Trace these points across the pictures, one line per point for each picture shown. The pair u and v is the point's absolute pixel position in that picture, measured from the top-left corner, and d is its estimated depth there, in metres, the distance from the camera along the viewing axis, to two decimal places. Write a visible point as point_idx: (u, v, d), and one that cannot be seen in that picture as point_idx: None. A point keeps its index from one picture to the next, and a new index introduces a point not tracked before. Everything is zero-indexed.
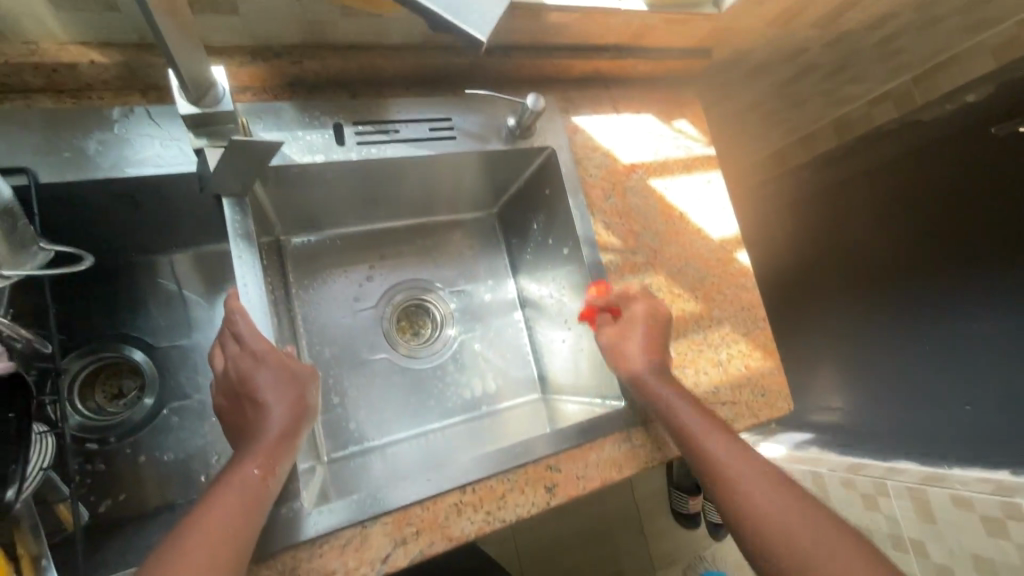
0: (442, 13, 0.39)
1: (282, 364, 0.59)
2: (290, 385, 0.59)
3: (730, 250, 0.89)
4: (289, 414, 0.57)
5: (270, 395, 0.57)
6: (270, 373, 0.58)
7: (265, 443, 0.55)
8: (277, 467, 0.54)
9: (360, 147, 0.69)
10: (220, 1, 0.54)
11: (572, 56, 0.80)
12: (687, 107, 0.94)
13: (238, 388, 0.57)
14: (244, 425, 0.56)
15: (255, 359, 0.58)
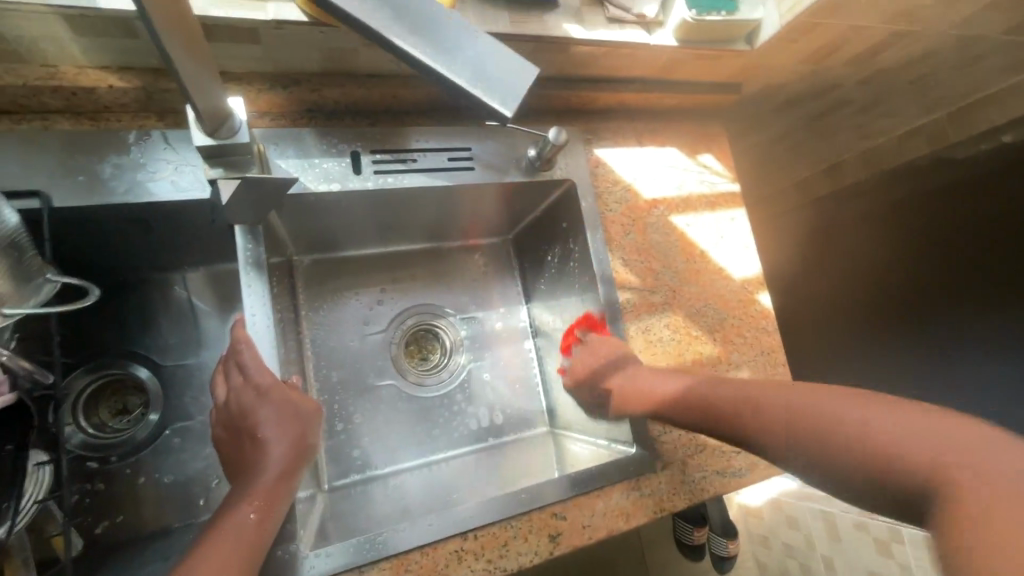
0: (465, 83, 0.39)
1: (286, 399, 0.57)
2: (293, 421, 0.57)
3: (752, 291, 0.86)
4: (290, 452, 0.55)
5: (272, 432, 0.55)
6: (272, 409, 0.56)
7: (264, 483, 0.52)
8: (274, 510, 0.52)
9: (377, 176, 0.68)
10: (242, 31, 0.54)
11: (598, 88, 0.78)
12: (713, 141, 0.91)
13: (240, 422, 0.56)
14: (242, 461, 0.54)
15: (259, 393, 0.56)
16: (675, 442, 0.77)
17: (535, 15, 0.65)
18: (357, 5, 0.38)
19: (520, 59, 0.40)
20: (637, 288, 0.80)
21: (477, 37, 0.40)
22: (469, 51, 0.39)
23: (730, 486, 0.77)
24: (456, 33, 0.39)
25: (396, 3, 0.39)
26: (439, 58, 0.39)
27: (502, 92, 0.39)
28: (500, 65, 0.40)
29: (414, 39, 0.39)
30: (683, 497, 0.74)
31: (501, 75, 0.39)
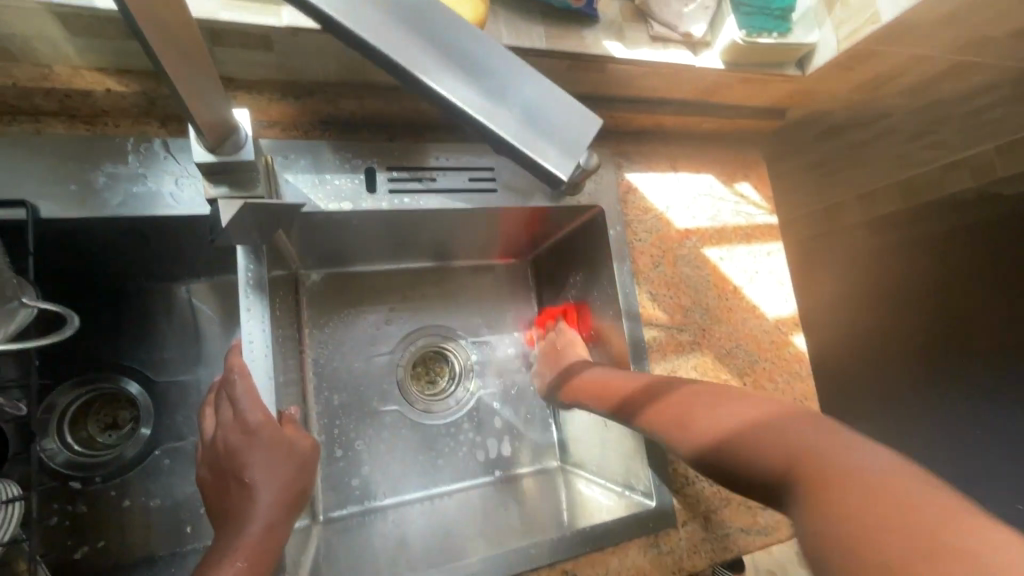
0: (509, 138, 0.37)
1: (278, 439, 0.52)
2: (285, 463, 0.52)
3: (786, 332, 0.80)
4: (279, 500, 0.51)
5: (261, 475, 0.50)
6: (262, 450, 0.51)
7: (251, 535, 0.48)
8: (262, 569, 0.47)
9: (392, 195, 0.63)
10: (252, 37, 0.49)
11: (632, 110, 0.73)
12: (751, 169, 0.85)
13: (226, 463, 0.51)
14: (228, 507, 0.49)
15: (247, 432, 0.51)
16: (698, 494, 0.71)
17: (573, 28, 0.59)
18: (395, 39, 0.35)
19: (577, 108, 0.38)
20: (664, 325, 0.74)
21: (525, 79, 0.37)
22: (516, 97, 0.37)
23: (756, 545, 0.71)
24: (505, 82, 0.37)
25: (441, 40, 0.36)
26: (482, 105, 0.36)
27: (557, 150, 0.37)
28: (550, 116, 0.37)
29: (454, 82, 0.36)
30: (704, 556, 0.69)
31: (553, 127, 0.37)
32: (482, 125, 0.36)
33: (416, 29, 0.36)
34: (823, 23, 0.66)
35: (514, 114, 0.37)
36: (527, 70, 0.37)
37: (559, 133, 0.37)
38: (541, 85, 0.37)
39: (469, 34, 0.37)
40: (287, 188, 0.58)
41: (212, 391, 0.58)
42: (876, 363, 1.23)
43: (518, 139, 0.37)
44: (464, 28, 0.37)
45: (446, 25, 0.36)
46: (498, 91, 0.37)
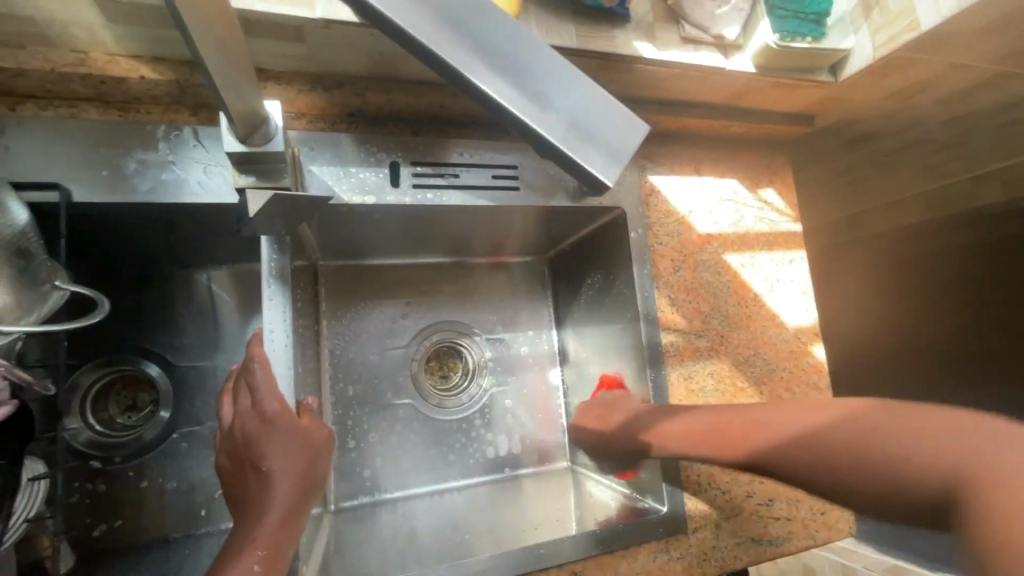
0: (556, 141, 0.37)
1: (295, 428, 0.53)
2: (301, 452, 0.53)
3: (806, 342, 0.79)
4: (296, 489, 0.51)
5: (277, 464, 0.51)
6: (279, 440, 0.52)
7: (268, 521, 0.48)
8: (280, 558, 0.48)
9: (416, 190, 0.63)
10: (286, 30, 0.49)
11: (660, 111, 0.72)
12: (776, 175, 0.84)
13: (243, 452, 0.51)
14: (245, 494, 0.50)
15: (264, 420, 0.52)
16: (710, 502, 0.70)
17: (604, 27, 0.59)
18: (444, 43, 0.35)
19: (626, 113, 0.38)
20: (683, 330, 0.74)
21: (572, 82, 0.37)
22: (562, 100, 0.37)
23: (765, 555, 0.71)
24: (552, 86, 0.37)
25: (485, 42, 0.36)
26: (526, 107, 0.37)
27: (602, 153, 0.37)
28: (594, 120, 0.37)
29: (499, 83, 0.36)
30: (713, 564, 0.69)
31: (598, 131, 0.37)
32: (526, 126, 0.36)
33: (464, 28, 0.36)
34: (858, 28, 0.64)
35: (559, 117, 0.37)
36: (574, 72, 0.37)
37: (604, 139, 0.37)
38: (588, 88, 0.37)
39: (516, 35, 0.37)
40: (312, 179, 0.58)
41: (230, 379, 0.59)
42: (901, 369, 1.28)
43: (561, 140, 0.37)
44: (512, 27, 0.37)
45: (496, 23, 0.37)
46: (544, 92, 0.37)
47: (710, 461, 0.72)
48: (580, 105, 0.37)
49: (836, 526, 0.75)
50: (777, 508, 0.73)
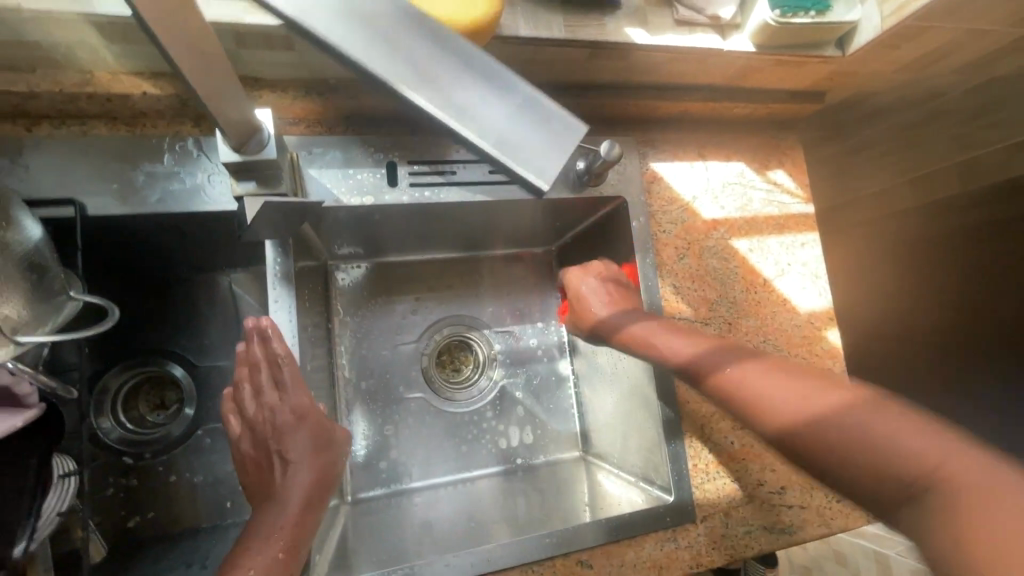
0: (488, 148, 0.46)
1: (320, 429, 0.56)
2: (325, 452, 0.55)
3: (820, 325, 0.78)
4: (315, 485, 0.53)
5: (303, 459, 0.53)
6: (303, 437, 0.54)
7: (294, 514, 0.51)
8: (301, 549, 0.50)
9: (413, 188, 0.64)
10: (275, 40, 0.50)
11: (658, 97, 0.70)
12: (786, 155, 0.82)
13: (271, 444, 0.54)
14: (271, 484, 0.52)
15: (295, 417, 0.55)
16: (719, 490, 0.70)
17: (594, 15, 0.58)
18: (381, 59, 0.43)
19: (561, 115, 0.47)
20: (689, 319, 0.73)
21: (494, 89, 0.46)
22: (489, 111, 0.46)
23: (780, 544, 0.70)
24: (479, 95, 0.45)
25: (420, 59, 0.44)
26: (461, 115, 0.45)
27: (537, 161, 0.47)
28: (520, 124, 0.47)
29: (433, 96, 0.44)
30: (723, 552, 0.68)
31: (524, 133, 0.47)
32: (462, 131, 0.45)
33: (393, 44, 0.43)
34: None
35: (487, 123, 0.46)
36: (496, 78, 0.46)
37: (541, 150, 0.47)
38: (509, 94, 0.46)
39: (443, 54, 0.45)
40: (312, 183, 0.60)
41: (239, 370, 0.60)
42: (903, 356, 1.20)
43: (490, 141, 0.46)
44: (438, 37, 0.44)
45: (421, 37, 0.44)
46: (471, 98, 0.45)
47: (719, 450, 0.71)
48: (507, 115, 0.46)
49: (853, 514, 0.74)
50: (790, 496, 0.72)
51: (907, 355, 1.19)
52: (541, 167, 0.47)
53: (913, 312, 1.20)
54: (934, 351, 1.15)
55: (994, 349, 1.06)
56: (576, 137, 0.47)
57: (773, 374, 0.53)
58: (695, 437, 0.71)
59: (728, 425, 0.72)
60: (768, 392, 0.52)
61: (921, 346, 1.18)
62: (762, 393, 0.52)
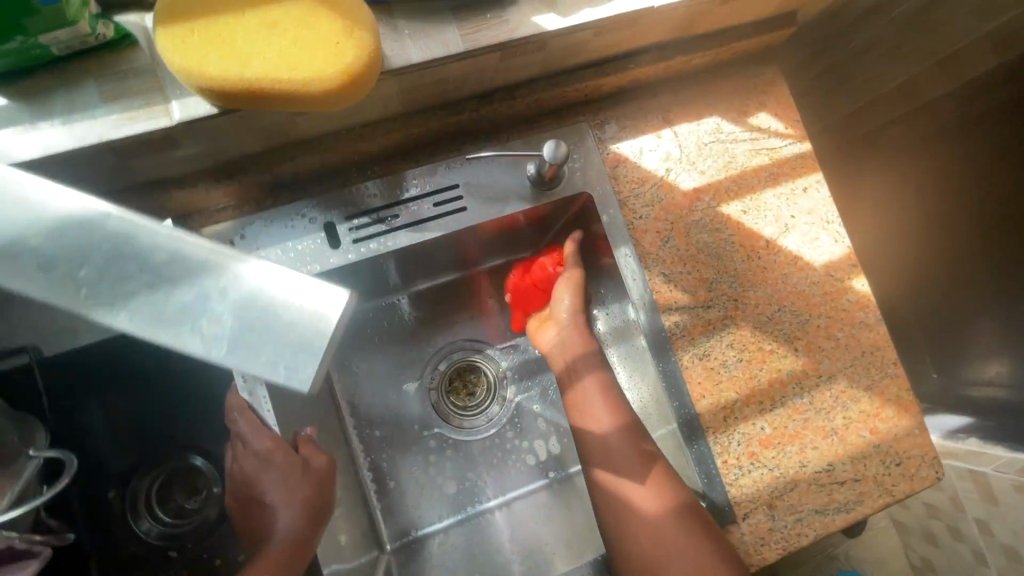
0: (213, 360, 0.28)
1: (291, 465, 0.57)
2: (302, 483, 0.57)
3: (842, 277, 0.69)
4: (299, 518, 0.56)
5: (277, 497, 0.56)
6: (276, 475, 0.56)
7: (276, 549, 0.54)
8: None
9: (358, 244, 0.60)
10: (159, 144, 0.47)
11: (598, 75, 0.63)
12: (767, 93, 0.72)
13: (248, 489, 0.57)
14: (256, 526, 0.56)
15: (261, 459, 0.56)
16: (757, 483, 0.64)
17: (491, 14, 0.51)
18: (53, 280, 0.29)
19: (318, 284, 0.29)
20: (687, 306, 0.66)
21: (239, 273, 0.30)
22: (215, 298, 0.29)
23: (837, 525, 0.64)
24: (203, 284, 0.29)
25: (116, 264, 0.29)
26: (171, 321, 0.29)
27: (280, 370, 0.28)
28: (270, 314, 0.29)
29: (127, 309, 0.29)
30: (775, 548, 0.63)
31: (270, 328, 0.29)
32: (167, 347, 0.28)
33: (71, 254, 0.29)
34: None
35: (217, 321, 0.29)
36: (239, 259, 0.30)
37: (290, 347, 0.28)
38: (256, 273, 0.30)
39: (152, 244, 0.30)
40: None
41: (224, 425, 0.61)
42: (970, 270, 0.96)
43: (223, 355, 0.28)
44: (147, 226, 0.30)
45: (118, 230, 0.30)
46: (199, 294, 0.29)
47: (749, 440, 0.65)
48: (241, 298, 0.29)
49: (918, 474, 0.66)
50: (839, 471, 0.65)
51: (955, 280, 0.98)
52: (299, 366, 0.28)
53: (941, 227, 0.98)
54: (959, 269, 0.97)
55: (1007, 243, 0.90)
56: (338, 315, 0.29)
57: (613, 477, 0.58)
58: (719, 431, 0.64)
59: (754, 411, 0.65)
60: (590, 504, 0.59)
61: (969, 268, 0.96)
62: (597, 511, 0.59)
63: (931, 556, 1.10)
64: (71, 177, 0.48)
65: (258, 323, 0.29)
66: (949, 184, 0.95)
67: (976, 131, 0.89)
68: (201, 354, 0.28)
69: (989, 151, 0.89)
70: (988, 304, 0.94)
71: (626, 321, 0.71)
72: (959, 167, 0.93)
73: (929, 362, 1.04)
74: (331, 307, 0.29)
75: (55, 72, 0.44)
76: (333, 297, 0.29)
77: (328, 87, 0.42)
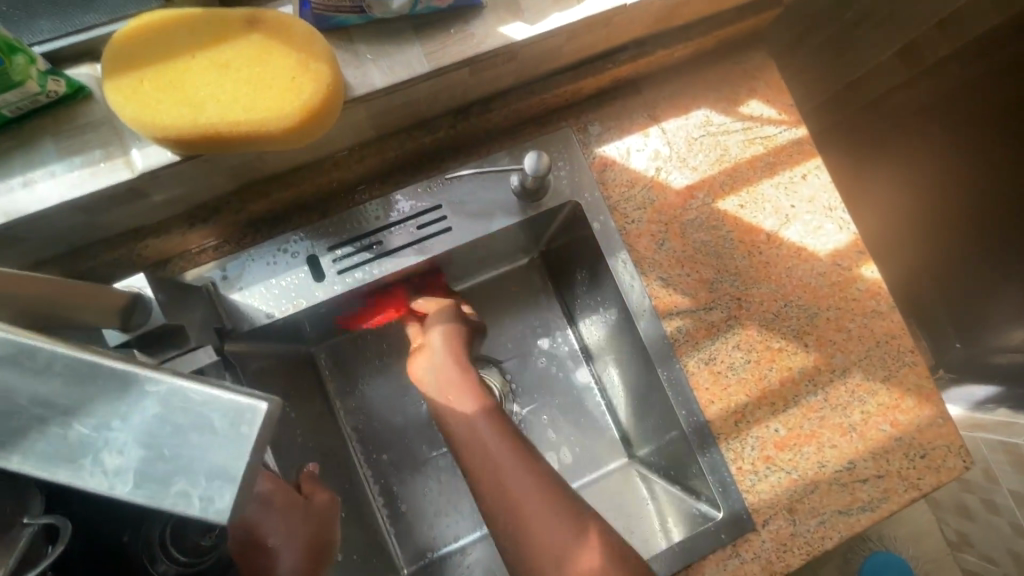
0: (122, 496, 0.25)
1: (294, 505, 0.58)
2: (305, 523, 0.57)
3: (851, 265, 0.66)
4: (303, 557, 0.55)
5: (281, 539, 0.55)
6: (276, 518, 0.55)
7: None
8: None
9: (343, 275, 0.59)
10: (126, 196, 0.46)
11: (577, 79, 0.61)
12: (757, 79, 0.68)
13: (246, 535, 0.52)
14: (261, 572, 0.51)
15: (262, 503, 0.55)
16: (775, 487, 0.61)
17: (455, 29, 0.49)
18: None
19: (229, 397, 0.26)
20: (689, 309, 0.64)
21: (146, 391, 0.26)
22: (121, 425, 0.26)
23: (863, 524, 0.61)
24: (106, 409, 0.26)
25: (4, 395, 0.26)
26: (76, 455, 0.25)
27: (194, 499, 0.25)
28: (182, 439, 0.26)
29: (27, 446, 0.25)
30: (798, 554, 0.60)
31: (184, 454, 0.26)
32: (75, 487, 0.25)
33: None
34: None
35: (127, 451, 0.26)
36: (140, 380, 0.26)
37: (209, 472, 0.25)
38: (161, 392, 0.26)
39: (42, 366, 0.26)
40: (240, 308, 0.56)
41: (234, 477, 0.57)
42: (954, 243, 0.97)
43: (134, 490, 0.25)
44: (31, 349, 0.26)
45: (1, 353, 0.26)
46: (97, 424, 0.26)
47: (763, 443, 0.62)
48: (149, 423, 0.26)
49: (944, 466, 0.63)
50: (861, 468, 0.63)
51: (949, 253, 0.97)
52: (217, 499, 0.25)
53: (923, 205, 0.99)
54: (955, 247, 0.97)
55: (985, 214, 0.94)
56: (256, 429, 0.26)
57: (547, 510, 0.56)
58: (731, 437, 0.62)
59: (766, 413, 0.63)
60: (545, 536, 0.54)
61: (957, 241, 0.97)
62: (531, 549, 0.55)
63: (966, 531, 1.07)
64: (40, 237, 0.47)
65: (169, 450, 0.26)
66: (931, 160, 0.97)
67: (954, 106, 0.94)
68: (111, 490, 0.25)
69: (982, 136, 0.94)
70: (982, 272, 0.95)
71: (621, 327, 0.68)
72: (940, 143, 0.96)
73: (949, 335, 1.00)
74: (244, 423, 0.26)
75: (11, 133, 0.43)
76: (247, 411, 0.26)
77: (284, 125, 0.40)
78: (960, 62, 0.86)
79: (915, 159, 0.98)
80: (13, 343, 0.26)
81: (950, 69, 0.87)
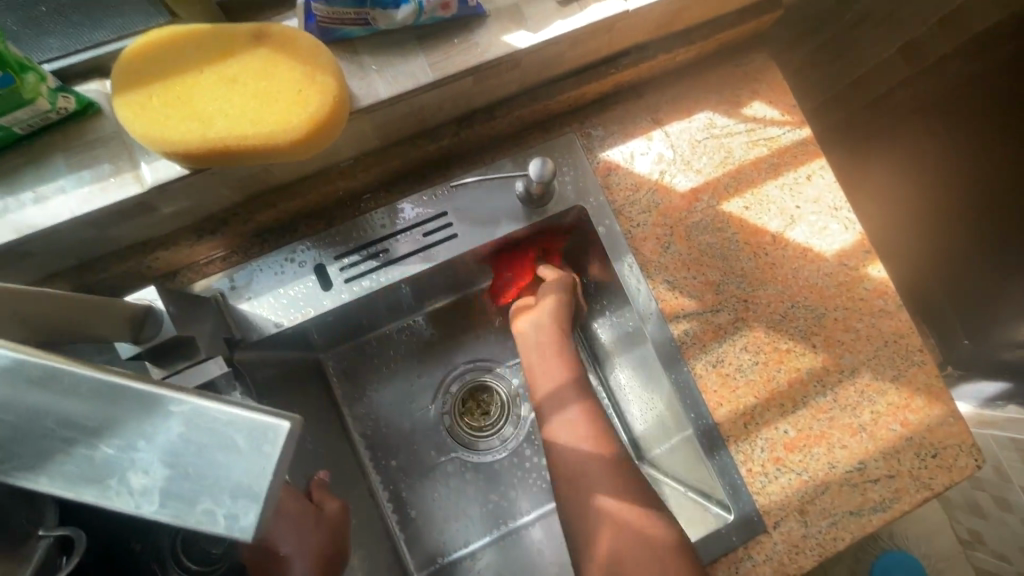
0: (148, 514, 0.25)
1: (305, 513, 0.57)
2: (315, 532, 0.56)
3: (857, 265, 0.66)
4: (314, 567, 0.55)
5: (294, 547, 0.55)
6: (287, 526, 0.56)
7: None
8: None
9: (351, 283, 0.59)
10: (136, 210, 0.46)
11: (580, 84, 0.61)
12: (759, 81, 0.69)
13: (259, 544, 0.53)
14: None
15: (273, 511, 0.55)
16: (785, 489, 0.61)
17: (459, 38, 0.49)
18: None
19: (251, 416, 0.26)
20: (695, 312, 0.64)
21: (169, 411, 0.26)
22: (146, 445, 0.26)
23: (875, 525, 0.61)
24: (131, 429, 0.26)
25: (32, 416, 0.26)
26: (103, 474, 0.26)
27: (219, 517, 0.25)
28: (206, 458, 0.26)
29: (55, 466, 0.26)
30: (810, 556, 0.60)
31: (207, 473, 0.26)
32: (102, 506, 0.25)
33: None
34: None
35: (152, 471, 0.26)
36: (163, 399, 0.26)
37: (233, 491, 0.25)
38: (184, 412, 0.26)
39: (69, 387, 0.26)
40: (249, 318, 0.56)
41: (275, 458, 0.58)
42: (959, 243, 0.95)
43: (160, 509, 0.25)
44: (57, 372, 0.26)
45: (29, 375, 0.26)
46: (122, 444, 0.26)
47: (773, 445, 0.62)
48: (173, 443, 0.26)
49: (956, 465, 0.63)
50: (872, 469, 0.62)
51: (954, 252, 0.96)
52: (241, 517, 0.25)
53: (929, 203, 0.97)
54: (957, 246, 0.95)
55: (988, 215, 0.91)
56: (278, 449, 0.26)
57: None
58: (740, 439, 0.62)
59: (775, 414, 0.63)
60: None
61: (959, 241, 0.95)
62: None
63: (980, 531, 1.06)
64: (52, 251, 0.47)
65: (193, 469, 0.26)
66: (937, 157, 0.94)
67: (958, 102, 0.90)
68: (137, 509, 0.25)
69: (987, 135, 0.90)
70: (985, 273, 0.93)
71: (629, 329, 0.69)
72: (945, 140, 0.93)
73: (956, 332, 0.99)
74: (267, 442, 0.26)
75: (22, 150, 0.44)
76: (270, 430, 0.26)
77: (292, 137, 0.40)
78: (959, 57, 0.84)
79: (919, 156, 0.96)
80: (40, 365, 0.26)
81: (949, 64, 0.85)
